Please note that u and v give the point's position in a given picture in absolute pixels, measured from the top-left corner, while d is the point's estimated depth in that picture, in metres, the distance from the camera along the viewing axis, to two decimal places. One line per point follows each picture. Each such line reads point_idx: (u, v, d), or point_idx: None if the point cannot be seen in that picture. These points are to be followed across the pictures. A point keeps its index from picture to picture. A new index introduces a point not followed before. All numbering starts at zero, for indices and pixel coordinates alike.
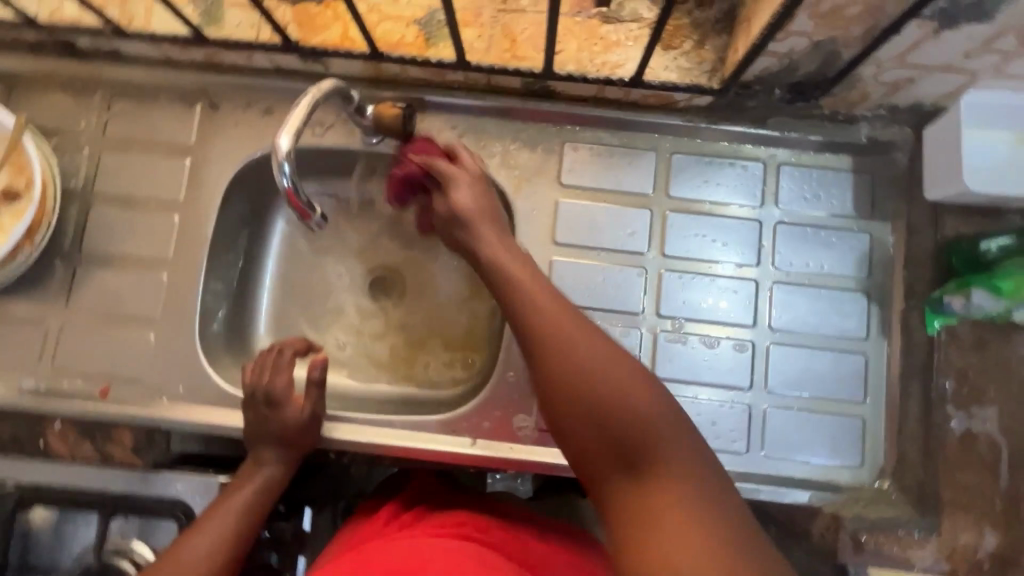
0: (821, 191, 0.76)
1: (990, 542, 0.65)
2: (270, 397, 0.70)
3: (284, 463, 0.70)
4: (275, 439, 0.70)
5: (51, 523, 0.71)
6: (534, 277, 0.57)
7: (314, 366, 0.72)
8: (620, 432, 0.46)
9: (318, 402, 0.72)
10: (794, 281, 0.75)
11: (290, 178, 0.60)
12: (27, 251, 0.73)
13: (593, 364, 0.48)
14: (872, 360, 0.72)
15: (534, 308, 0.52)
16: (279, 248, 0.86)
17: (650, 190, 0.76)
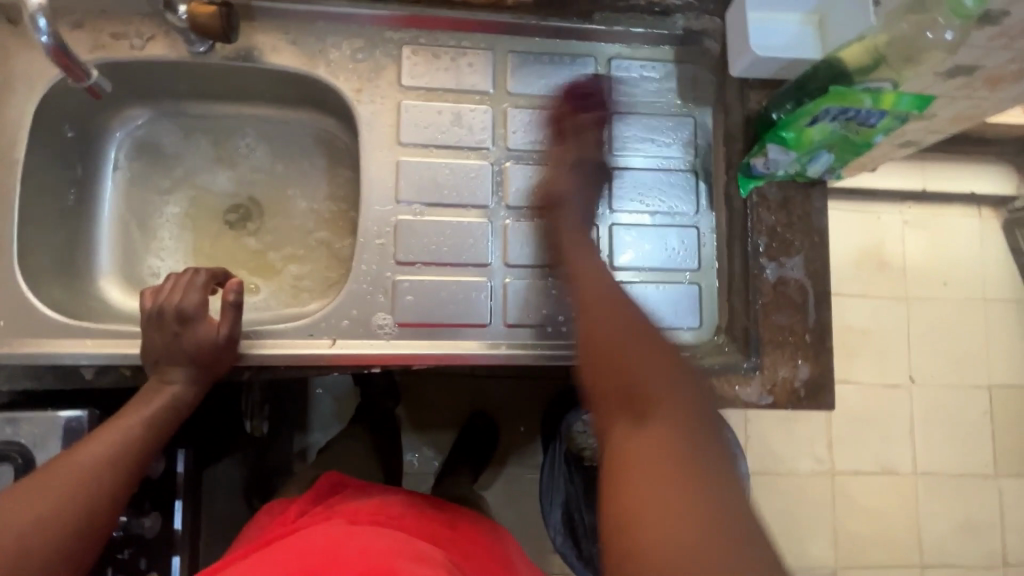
0: (647, 80, 0.82)
1: (803, 370, 0.73)
2: (181, 313, 0.65)
3: (196, 383, 0.66)
4: (185, 357, 0.65)
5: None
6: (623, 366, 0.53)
7: (228, 289, 0.67)
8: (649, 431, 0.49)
9: (235, 325, 0.67)
10: (629, 165, 0.81)
11: (48, 37, 0.56)
12: None
13: (628, 336, 0.54)
14: (704, 230, 0.80)
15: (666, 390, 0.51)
16: (118, 177, 0.82)
17: (490, 87, 0.79)
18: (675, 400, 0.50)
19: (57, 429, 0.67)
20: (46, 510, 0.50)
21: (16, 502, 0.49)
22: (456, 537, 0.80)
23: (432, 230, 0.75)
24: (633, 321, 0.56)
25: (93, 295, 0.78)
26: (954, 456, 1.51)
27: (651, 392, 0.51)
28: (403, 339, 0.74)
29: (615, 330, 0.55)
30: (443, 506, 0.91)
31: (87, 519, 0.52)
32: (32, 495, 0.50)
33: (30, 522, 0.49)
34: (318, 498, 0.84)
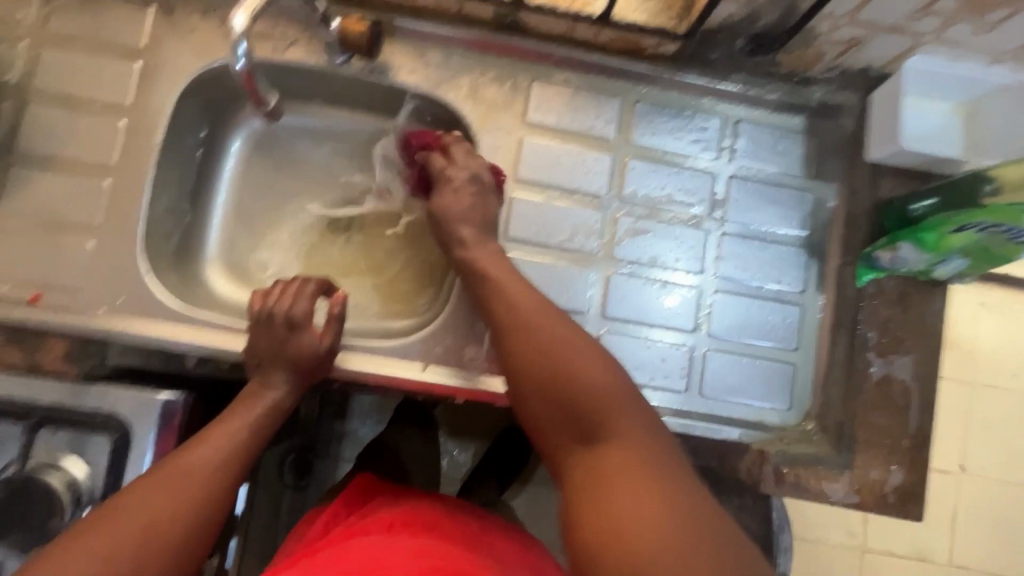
0: (773, 147, 0.79)
1: (894, 475, 0.70)
2: (289, 320, 0.66)
3: (295, 391, 0.66)
4: (287, 365, 0.65)
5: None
6: (535, 338, 0.61)
7: (335, 301, 0.68)
8: (586, 403, 0.57)
9: (337, 338, 0.68)
10: (741, 231, 0.79)
11: (245, 60, 0.61)
12: None
13: (549, 377, 0.58)
14: (808, 311, 0.78)
15: (567, 376, 0.58)
16: (234, 166, 0.84)
17: (613, 134, 0.78)
18: (624, 406, 0.57)
19: (156, 412, 0.69)
20: (152, 520, 0.52)
21: (123, 515, 0.51)
22: (501, 547, 0.79)
23: (534, 270, 0.75)
24: (586, 358, 0.59)
25: (198, 279, 0.80)
26: (996, 555, 1.44)
27: (609, 429, 0.55)
28: (490, 373, 0.73)
29: (547, 360, 0.59)
30: (486, 514, 0.91)
31: (188, 533, 0.53)
32: (137, 506, 0.52)
33: (139, 532, 0.50)
34: (349, 506, 0.85)
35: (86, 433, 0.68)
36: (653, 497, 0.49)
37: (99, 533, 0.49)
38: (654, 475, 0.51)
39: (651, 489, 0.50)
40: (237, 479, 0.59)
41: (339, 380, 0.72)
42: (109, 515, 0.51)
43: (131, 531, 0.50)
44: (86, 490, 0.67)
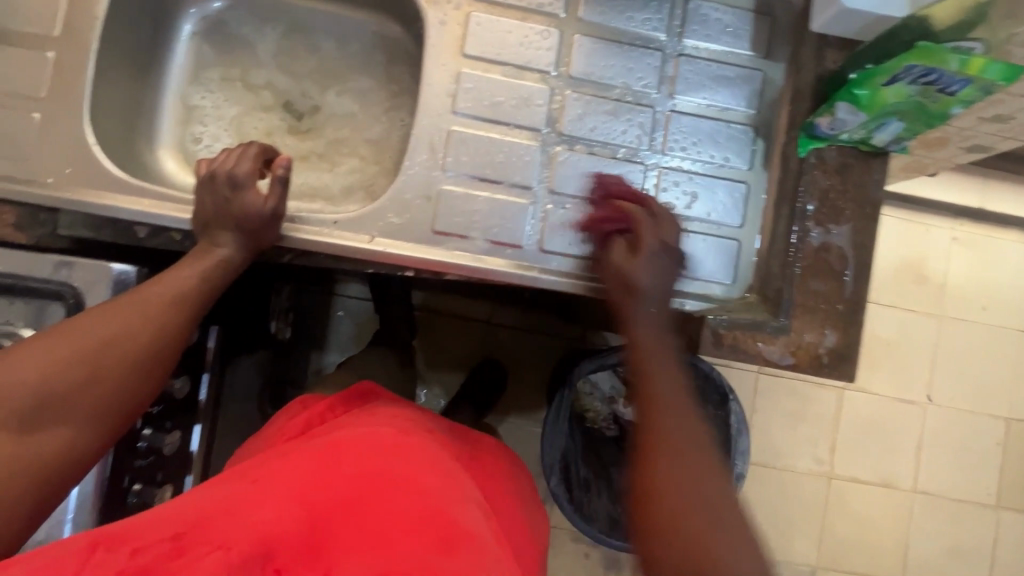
0: (724, 26, 0.80)
1: (828, 338, 0.73)
2: (232, 179, 0.68)
3: (243, 251, 0.67)
4: (231, 224, 0.67)
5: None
6: (683, 420, 0.56)
7: (279, 163, 0.68)
8: (695, 520, 0.52)
9: (281, 203, 0.69)
10: (690, 111, 0.79)
11: None
12: None
13: (685, 441, 0.55)
14: (754, 187, 0.78)
15: (686, 460, 0.54)
16: (186, 53, 0.85)
17: (562, 12, 0.78)
18: (681, 500, 0.52)
19: (108, 279, 0.70)
20: (119, 331, 0.56)
21: (89, 327, 0.54)
22: (481, 471, 0.75)
23: (483, 144, 0.76)
24: (700, 457, 0.55)
25: (151, 163, 0.81)
26: (954, 478, 1.49)
27: (696, 512, 0.52)
28: (436, 247, 0.75)
29: (685, 451, 0.55)
30: (478, 434, 0.85)
31: (142, 356, 0.56)
32: (102, 321, 0.55)
33: (98, 341, 0.54)
34: (347, 403, 0.79)
35: (44, 303, 0.70)
36: None
37: (61, 336, 0.53)
38: None
39: None
40: (195, 317, 0.62)
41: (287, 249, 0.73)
42: (73, 326, 0.54)
43: (90, 341, 0.54)
44: None
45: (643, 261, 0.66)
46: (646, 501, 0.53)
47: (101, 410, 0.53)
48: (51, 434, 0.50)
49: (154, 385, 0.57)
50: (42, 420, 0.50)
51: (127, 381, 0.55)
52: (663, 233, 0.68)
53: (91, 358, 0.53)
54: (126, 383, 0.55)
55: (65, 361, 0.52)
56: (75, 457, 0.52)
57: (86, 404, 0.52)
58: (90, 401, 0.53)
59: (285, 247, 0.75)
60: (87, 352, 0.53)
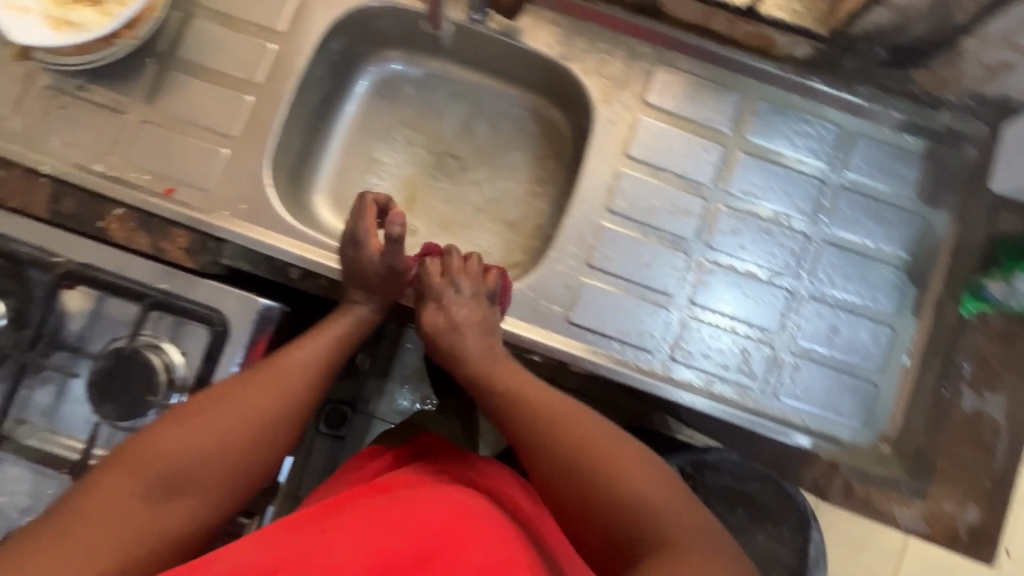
0: (889, 166, 0.79)
1: (970, 513, 0.69)
2: (354, 236, 0.72)
3: (377, 306, 0.74)
4: (357, 280, 0.73)
5: (92, 304, 0.73)
6: (540, 389, 0.65)
7: (393, 222, 0.69)
8: (580, 453, 0.58)
9: (394, 258, 0.71)
10: (841, 244, 0.78)
11: None
12: (126, 40, 0.75)
13: (550, 403, 0.63)
14: (900, 333, 0.76)
15: (541, 415, 0.62)
16: (357, 105, 0.90)
17: (728, 129, 0.79)
18: (552, 441, 0.59)
19: (254, 313, 0.73)
20: (251, 403, 0.62)
21: (218, 402, 0.60)
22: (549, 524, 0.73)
23: (630, 245, 0.77)
24: (570, 414, 0.61)
25: (308, 205, 0.86)
26: None
27: (571, 445, 0.58)
28: (564, 337, 0.75)
29: (553, 417, 0.61)
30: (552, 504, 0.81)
31: (266, 425, 0.62)
32: (230, 394, 0.61)
33: (233, 415, 0.60)
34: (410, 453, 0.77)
35: (190, 324, 0.74)
36: (600, 504, 0.54)
37: (197, 413, 0.59)
38: (585, 481, 0.56)
39: (604, 497, 0.55)
40: (318, 385, 0.68)
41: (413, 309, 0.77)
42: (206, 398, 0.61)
43: (225, 416, 0.60)
44: (180, 376, 0.73)
45: (441, 314, 0.71)
46: (537, 464, 0.59)
47: (223, 481, 0.58)
48: (181, 504, 0.55)
49: (273, 466, 0.62)
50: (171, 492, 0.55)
51: (252, 451, 0.60)
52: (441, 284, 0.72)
53: (226, 433, 0.59)
54: (248, 461, 0.60)
55: (203, 436, 0.58)
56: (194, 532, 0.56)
57: (214, 476, 0.58)
58: (214, 479, 0.58)
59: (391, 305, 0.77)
60: (216, 428, 0.59)
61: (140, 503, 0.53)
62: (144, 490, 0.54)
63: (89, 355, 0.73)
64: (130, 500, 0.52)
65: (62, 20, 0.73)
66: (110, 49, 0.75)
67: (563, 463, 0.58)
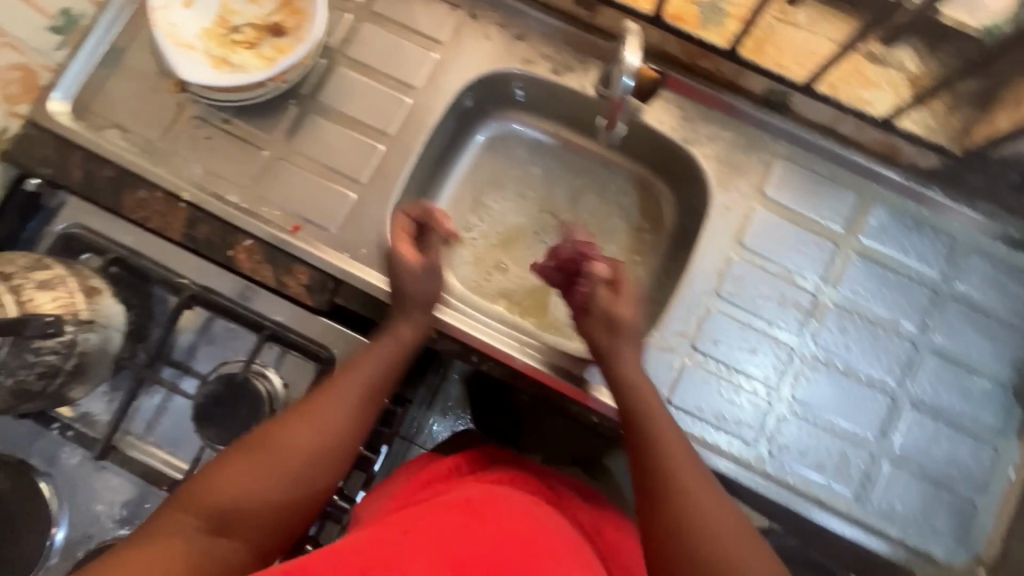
0: (1003, 284, 0.78)
1: None
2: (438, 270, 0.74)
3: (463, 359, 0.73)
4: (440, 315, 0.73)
5: (204, 322, 0.78)
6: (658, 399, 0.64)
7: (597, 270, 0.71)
8: (673, 478, 0.56)
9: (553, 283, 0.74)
10: (949, 356, 0.77)
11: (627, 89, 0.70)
12: (276, 84, 0.80)
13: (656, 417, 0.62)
14: (1003, 456, 0.75)
15: (648, 426, 0.61)
16: (472, 158, 0.93)
17: (842, 228, 0.80)
18: (656, 459, 0.58)
19: (364, 356, 0.75)
20: (297, 439, 0.60)
21: (279, 434, 0.60)
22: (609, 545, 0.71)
23: (734, 332, 0.78)
24: (671, 431, 0.61)
25: None
26: None
27: (672, 469, 0.57)
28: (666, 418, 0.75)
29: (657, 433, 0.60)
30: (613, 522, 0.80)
31: (311, 458, 0.60)
32: (290, 426, 0.61)
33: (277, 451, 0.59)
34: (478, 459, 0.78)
35: (295, 355, 0.77)
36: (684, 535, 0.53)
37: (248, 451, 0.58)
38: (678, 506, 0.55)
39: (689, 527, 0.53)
40: (366, 413, 0.66)
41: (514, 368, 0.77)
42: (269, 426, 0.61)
43: (272, 453, 0.59)
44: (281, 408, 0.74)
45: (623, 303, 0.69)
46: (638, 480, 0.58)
47: (268, 517, 0.57)
48: (228, 543, 0.54)
49: (313, 506, 0.61)
50: (227, 527, 0.55)
51: (297, 485, 0.59)
52: (612, 301, 0.69)
53: (271, 467, 0.58)
54: (293, 499, 0.58)
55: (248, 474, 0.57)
56: (246, 569, 0.56)
57: (258, 514, 0.57)
58: (260, 517, 0.57)
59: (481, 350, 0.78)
60: (274, 465, 0.58)
61: (191, 541, 0.53)
62: (197, 524, 0.54)
63: (196, 374, 0.76)
64: (184, 537, 0.53)
65: (222, 59, 0.80)
66: (260, 89, 0.80)
67: (659, 485, 0.57)
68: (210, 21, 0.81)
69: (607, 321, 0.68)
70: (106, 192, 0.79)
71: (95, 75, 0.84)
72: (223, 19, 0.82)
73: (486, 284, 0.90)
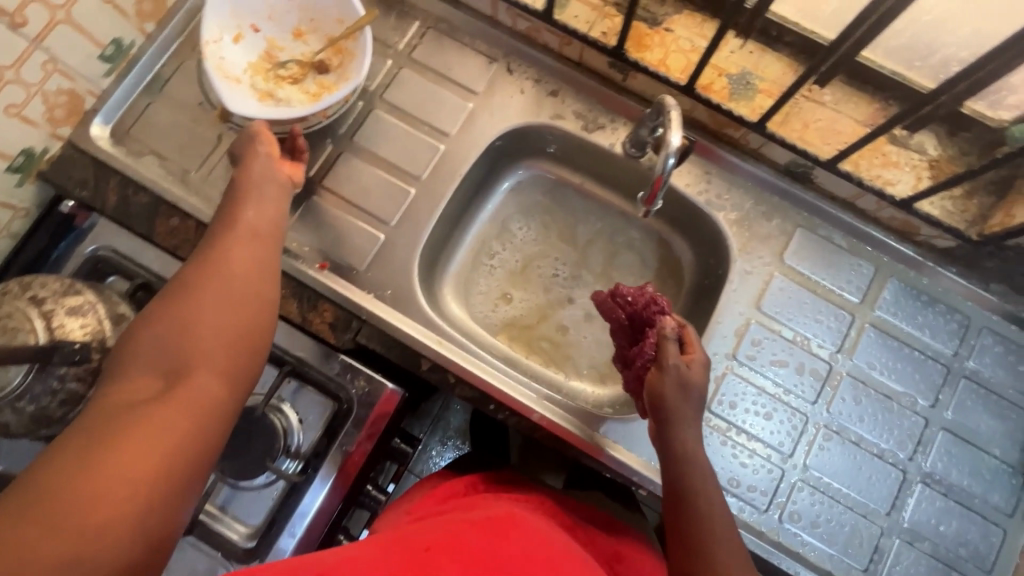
0: (1016, 365, 0.80)
1: None
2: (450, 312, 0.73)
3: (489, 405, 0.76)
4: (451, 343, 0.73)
5: None
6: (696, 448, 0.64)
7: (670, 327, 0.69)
8: (699, 532, 0.57)
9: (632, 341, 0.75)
10: (958, 433, 0.78)
11: (666, 170, 0.67)
12: (318, 117, 0.82)
13: (691, 460, 0.62)
14: (1012, 537, 0.75)
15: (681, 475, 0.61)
16: (497, 202, 0.95)
17: (857, 299, 0.81)
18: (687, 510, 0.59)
19: (382, 397, 0.76)
20: (198, 287, 0.55)
21: (179, 308, 0.53)
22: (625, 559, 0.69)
23: (749, 397, 0.79)
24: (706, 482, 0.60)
25: (437, 290, 0.90)
26: None
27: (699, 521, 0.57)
28: None
29: (689, 478, 0.61)
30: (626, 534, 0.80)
31: (223, 286, 0.56)
32: (191, 293, 0.55)
33: (192, 290, 0.55)
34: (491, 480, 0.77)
35: (312, 390, 0.77)
36: None
37: (164, 309, 0.53)
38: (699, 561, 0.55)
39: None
40: (273, 246, 0.64)
41: (529, 419, 0.78)
42: (161, 312, 0.54)
43: (187, 302, 0.54)
44: (295, 442, 0.75)
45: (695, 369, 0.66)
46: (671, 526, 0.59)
47: (203, 349, 0.51)
48: (169, 383, 0.48)
49: (259, 293, 0.58)
50: (183, 370, 0.49)
51: (222, 309, 0.54)
52: (686, 362, 0.67)
53: (183, 312, 0.53)
54: (230, 317, 0.54)
55: (170, 322, 0.52)
56: (216, 382, 0.50)
57: (187, 355, 0.50)
58: (201, 351, 0.51)
59: (497, 398, 0.78)
60: (217, 306, 0.54)
61: (141, 396, 0.46)
62: (156, 384, 0.48)
63: None
64: (135, 393, 0.47)
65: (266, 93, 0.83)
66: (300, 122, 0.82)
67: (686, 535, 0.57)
68: (255, 56, 0.84)
69: (680, 382, 0.65)
70: (140, 219, 0.81)
71: (138, 104, 0.87)
72: (268, 55, 0.84)
73: (504, 328, 0.91)
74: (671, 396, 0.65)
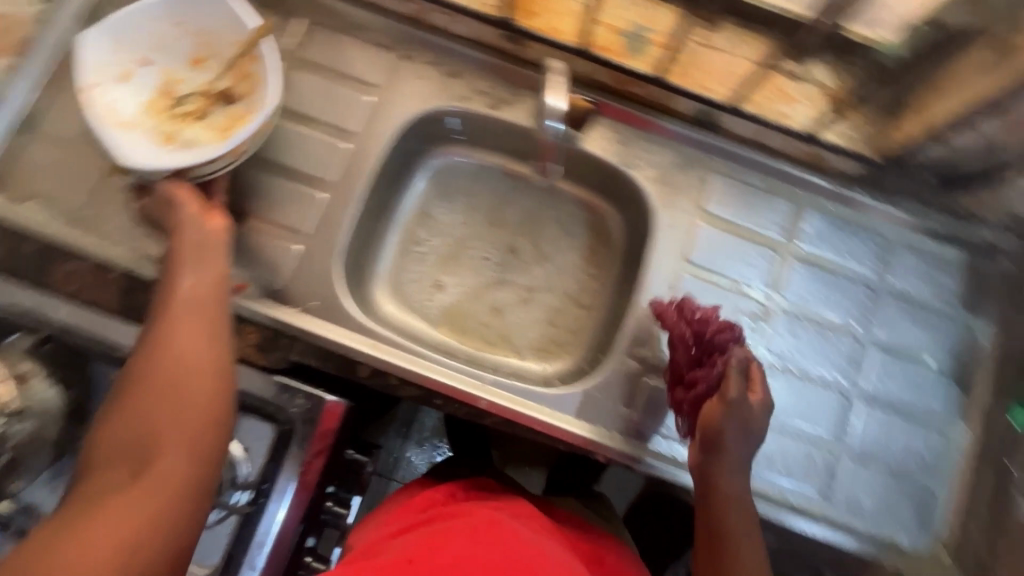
0: (934, 274, 0.83)
1: None
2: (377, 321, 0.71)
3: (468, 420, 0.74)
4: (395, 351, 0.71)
5: None
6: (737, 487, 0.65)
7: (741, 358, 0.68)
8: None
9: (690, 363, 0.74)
10: (890, 349, 0.81)
11: None
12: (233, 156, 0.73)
13: (732, 503, 0.64)
14: (952, 439, 0.79)
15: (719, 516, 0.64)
16: (418, 193, 0.93)
17: (780, 237, 0.83)
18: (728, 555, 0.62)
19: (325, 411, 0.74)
20: (155, 362, 0.53)
21: (136, 389, 0.52)
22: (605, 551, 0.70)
23: None
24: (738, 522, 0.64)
25: (369, 294, 0.87)
26: None
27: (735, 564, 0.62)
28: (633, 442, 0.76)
29: (727, 520, 0.64)
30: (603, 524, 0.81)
31: (177, 359, 0.53)
32: (149, 370, 0.53)
33: (147, 369, 0.52)
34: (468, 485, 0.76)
35: (250, 417, 0.73)
36: None
37: (126, 389, 0.52)
38: None
39: None
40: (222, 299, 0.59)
41: (478, 407, 0.77)
42: (123, 390, 0.53)
43: (146, 381, 0.52)
44: (241, 474, 0.71)
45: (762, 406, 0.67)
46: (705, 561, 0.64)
47: (163, 435, 0.50)
48: (134, 473, 0.48)
49: (220, 362, 0.55)
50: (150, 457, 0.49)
51: (183, 388, 0.52)
52: (751, 400, 0.67)
53: (142, 392, 0.51)
54: (188, 393, 0.52)
55: (129, 404, 0.51)
56: (182, 467, 0.49)
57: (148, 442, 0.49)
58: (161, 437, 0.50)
59: (444, 391, 0.77)
60: (172, 383, 0.52)
61: (106, 490, 0.47)
62: (124, 473, 0.48)
63: None
64: (102, 487, 0.47)
65: (171, 137, 0.77)
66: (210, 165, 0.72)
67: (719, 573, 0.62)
68: (151, 95, 0.78)
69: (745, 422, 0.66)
70: (31, 268, 0.75)
71: (12, 145, 0.80)
72: (169, 91, 0.80)
73: (446, 321, 0.89)
74: (720, 436, 0.66)
